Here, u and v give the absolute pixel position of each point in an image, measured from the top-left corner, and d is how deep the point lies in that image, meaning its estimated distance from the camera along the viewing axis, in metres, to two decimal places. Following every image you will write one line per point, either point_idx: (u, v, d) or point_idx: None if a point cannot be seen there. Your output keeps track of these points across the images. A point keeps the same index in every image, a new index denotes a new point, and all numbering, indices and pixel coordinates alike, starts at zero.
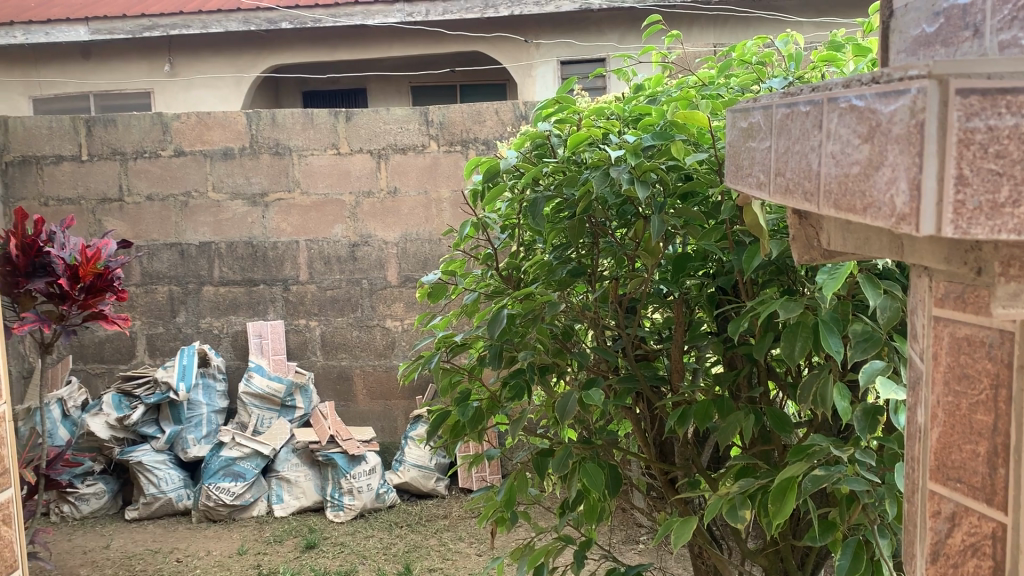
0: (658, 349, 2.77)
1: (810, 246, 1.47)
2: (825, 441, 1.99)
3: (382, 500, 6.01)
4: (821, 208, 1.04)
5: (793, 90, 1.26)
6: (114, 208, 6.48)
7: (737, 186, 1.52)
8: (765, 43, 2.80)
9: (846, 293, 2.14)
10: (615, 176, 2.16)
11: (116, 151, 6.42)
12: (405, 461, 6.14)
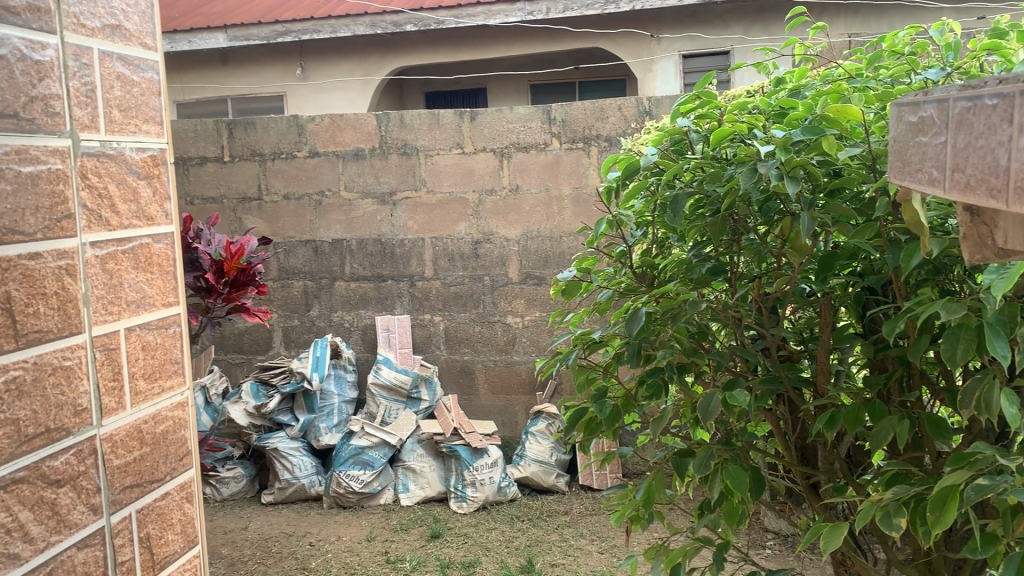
0: (801, 350, 2.70)
1: (982, 245, 1.40)
2: (989, 449, 1.90)
3: (503, 494, 6.06)
4: (1011, 206, 1.00)
5: (973, 83, 1.21)
6: (253, 207, 6.81)
7: (903, 182, 1.47)
8: (917, 32, 2.69)
9: (1015, 294, 2.03)
10: (763, 172, 2.13)
11: (255, 153, 6.75)
12: (526, 456, 6.19)
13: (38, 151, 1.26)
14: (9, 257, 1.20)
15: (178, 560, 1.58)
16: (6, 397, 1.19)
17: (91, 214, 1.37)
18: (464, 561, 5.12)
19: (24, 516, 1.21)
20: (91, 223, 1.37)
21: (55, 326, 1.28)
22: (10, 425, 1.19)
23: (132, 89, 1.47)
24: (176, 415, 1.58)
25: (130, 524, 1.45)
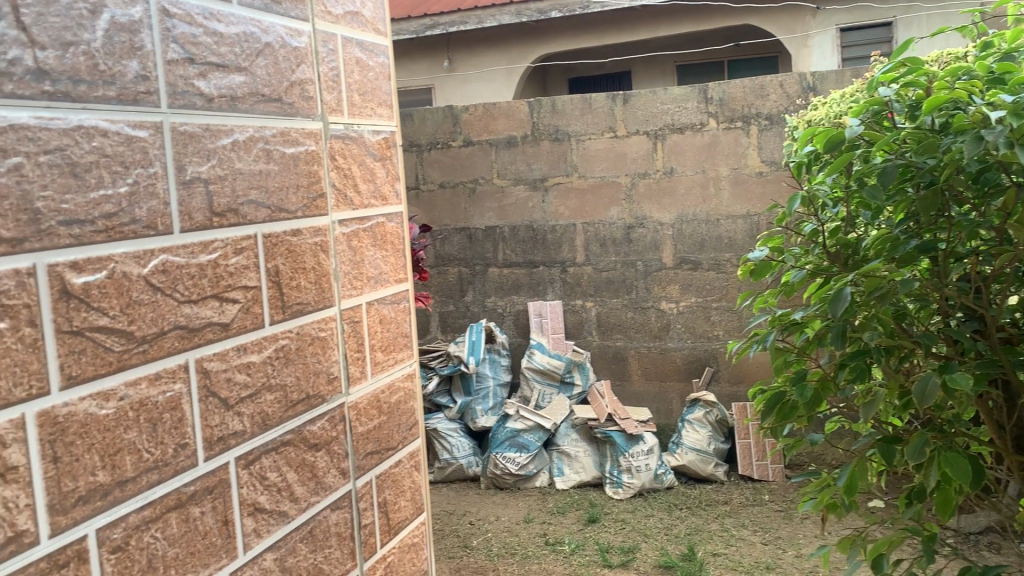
0: (1020, 333, 2.51)
1: None
2: None
3: (659, 482, 5.81)
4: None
5: None
6: (411, 196, 6.98)
7: None
8: None
9: None
10: (989, 140, 2.00)
11: (413, 144, 6.90)
12: (682, 444, 5.97)
13: (297, 133, 1.33)
14: (277, 233, 1.28)
15: (409, 525, 1.65)
16: (276, 364, 1.26)
17: (338, 193, 1.44)
18: (624, 546, 5.03)
19: (290, 477, 1.29)
20: (340, 202, 1.44)
21: (313, 299, 1.36)
22: (279, 391, 1.27)
23: (367, 74, 1.53)
24: (407, 386, 1.65)
25: (371, 489, 1.52)
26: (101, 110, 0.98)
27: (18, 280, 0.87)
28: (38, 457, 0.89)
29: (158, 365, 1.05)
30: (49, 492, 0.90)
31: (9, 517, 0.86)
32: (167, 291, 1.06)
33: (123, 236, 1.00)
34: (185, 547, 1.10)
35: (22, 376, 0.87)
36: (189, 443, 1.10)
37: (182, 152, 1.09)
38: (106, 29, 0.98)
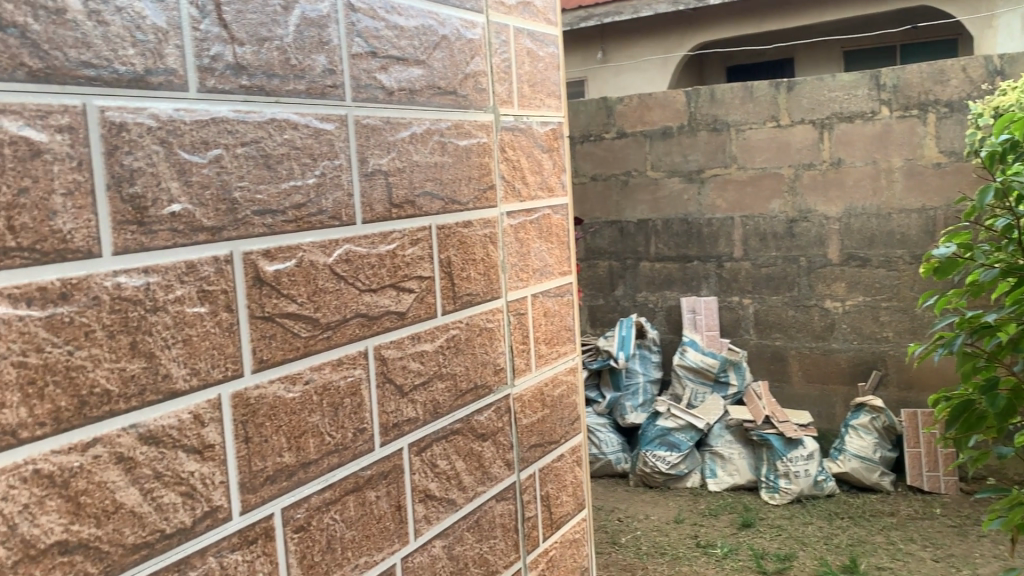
0: None
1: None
2: None
3: (820, 489, 4.56)
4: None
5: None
6: None
7: None
8: None
9: None
10: None
11: None
12: (844, 450, 4.63)
13: (470, 125, 1.34)
14: (450, 225, 1.29)
15: (571, 520, 1.64)
16: (447, 353, 1.28)
17: (507, 185, 1.44)
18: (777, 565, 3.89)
19: (459, 466, 1.31)
20: (508, 194, 1.44)
21: (482, 290, 1.36)
22: (449, 380, 1.28)
23: (538, 64, 1.52)
24: (569, 379, 1.64)
25: (534, 482, 1.51)
26: (292, 104, 1.01)
27: (217, 267, 0.91)
28: (232, 436, 0.94)
29: (340, 351, 1.08)
30: (241, 470, 0.95)
31: (206, 492, 0.91)
32: (349, 279, 1.09)
33: (311, 226, 1.03)
34: (362, 530, 1.12)
35: (219, 357, 0.92)
36: (366, 429, 1.13)
37: (365, 144, 1.11)
38: (298, 25, 1.01)
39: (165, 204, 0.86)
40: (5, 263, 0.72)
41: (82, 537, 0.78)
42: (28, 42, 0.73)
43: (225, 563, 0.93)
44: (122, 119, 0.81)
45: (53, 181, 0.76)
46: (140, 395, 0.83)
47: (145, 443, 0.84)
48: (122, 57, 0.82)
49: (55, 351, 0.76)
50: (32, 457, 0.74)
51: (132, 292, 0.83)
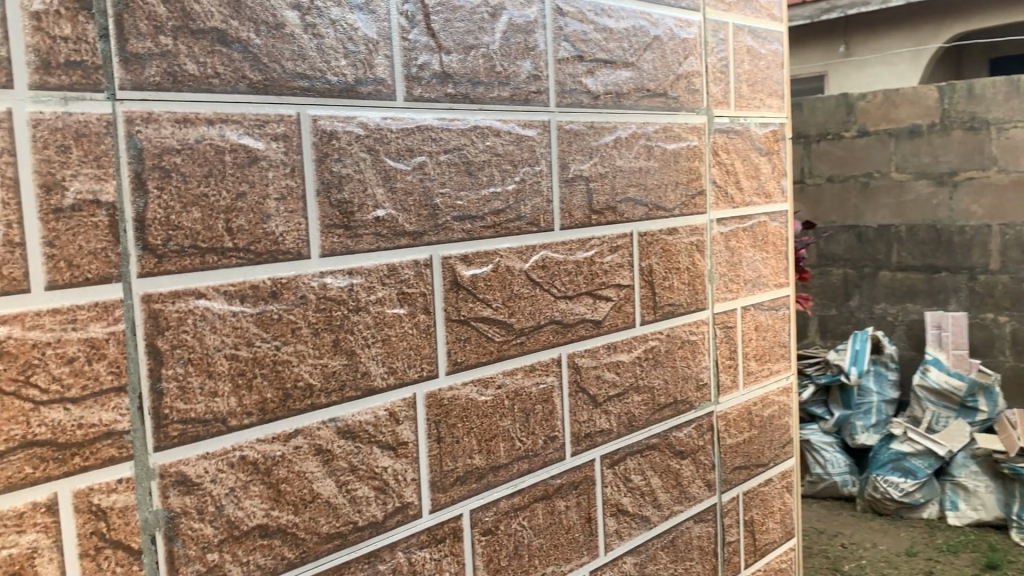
0: None
1: None
2: None
3: None
4: None
5: None
6: None
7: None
8: None
9: None
10: None
11: None
12: None
13: (681, 128, 1.29)
14: (654, 232, 1.25)
15: (778, 549, 1.54)
16: (644, 365, 1.24)
17: (719, 190, 1.37)
18: None
19: (655, 482, 1.27)
20: (720, 200, 1.37)
21: (685, 300, 1.31)
22: (647, 393, 1.25)
23: (759, 63, 1.44)
24: (782, 400, 1.54)
25: (737, 505, 1.44)
26: (496, 110, 1.01)
27: (417, 270, 0.94)
28: (425, 435, 0.96)
29: (532, 358, 1.09)
30: (432, 469, 0.97)
31: (398, 488, 0.94)
32: (544, 286, 1.09)
33: (509, 231, 1.03)
34: (550, 538, 1.13)
35: (416, 358, 0.94)
36: (557, 437, 1.13)
37: (567, 149, 1.10)
38: (504, 31, 1.02)
39: (371, 209, 0.89)
40: (223, 263, 0.77)
41: (280, 522, 0.83)
42: (249, 56, 0.78)
43: (414, 559, 0.96)
44: (333, 127, 0.85)
45: (268, 186, 0.80)
46: (340, 391, 0.87)
47: (343, 437, 0.88)
48: (334, 68, 0.85)
49: (264, 345, 0.81)
50: (240, 444, 0.79)
51: (337, 292, 0.86)
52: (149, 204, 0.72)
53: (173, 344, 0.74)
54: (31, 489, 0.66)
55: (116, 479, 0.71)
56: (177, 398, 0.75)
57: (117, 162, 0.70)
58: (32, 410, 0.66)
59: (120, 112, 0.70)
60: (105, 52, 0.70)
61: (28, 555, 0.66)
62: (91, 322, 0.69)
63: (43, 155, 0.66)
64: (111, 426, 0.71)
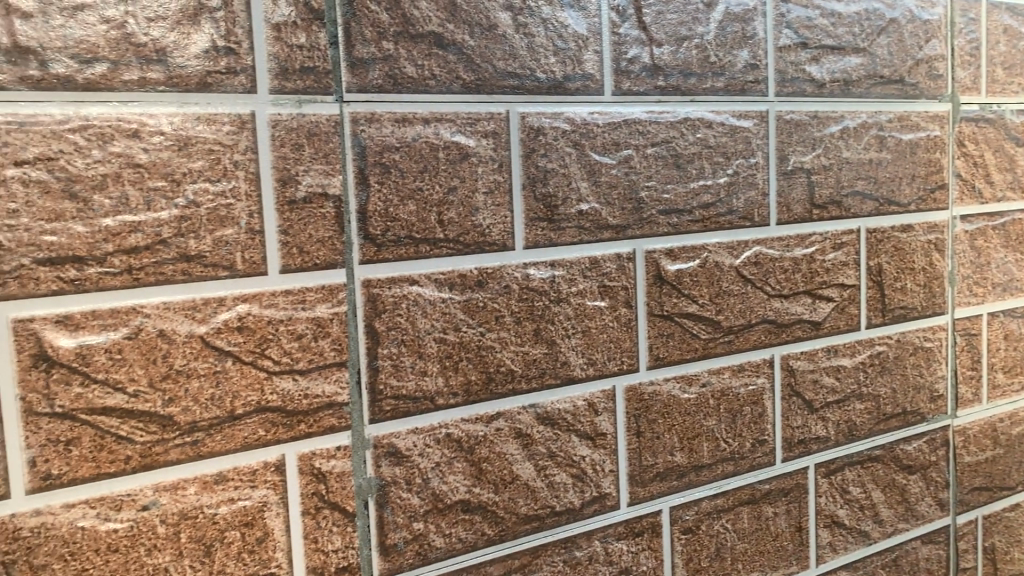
0: None
1: None
2: None
3: None
4: None
5: None
6: None
7: None
8: None
9: None
10: None
11: None
12: None
13: (920, 117, 1.19)
14: (884, 228, 1.16)
15: None
16: (869, 371, 1.17)
17: (964, 184, 1.25)
18: None
19: (876, 496, 1.19)
20: (965, 194, 1.25)
21: (919, 303, 1.21)
22: (871, 401, 1.17)
23: (1018, 44, 1.30)
24: None
25: (976, 529, 1.31)
26: (708, 102, 0.99)
27: (619, 263, 0.96)
28: (624, 428, 0.98)
29: (741, 358, 1.06)
30: (631, 462, 0.99)
31: (596, 478, 0.97)
32: (757, 283, 1.05)
33: (719, 226, 1.02)
34: (755, 544, 1.09)
35: (616, 351, 0.97)
36: (767, 441, 1.09)
37: (786, 141, 1.06)
38: (721, 21, 0.99)
39: (574, 203, 0.92)
40: (435, 253, 0.83)
41: (480, 499, 0.89)
42: (463, 56, 0.83)
43: (610, 550, 0.99)
44: (541, 123, 0.88)
45: (478, 181, 0.85)
46: (540, 378, 0.92)
47: (542, 423, 0.93)
48: (544, 65, 0.88)
49: (470, 331, 0.86)
50: (445, 422, 0.86)
51: (539, 283, 0.90)
52: (371, 196, 0.79)
53: (389, 326, 0.81)
54: (263, 449, 0.76)
55: (335, 446, 0.80)
56: (390, 375, 0.82)
57: (343, 159, 0.78)
58: (266, 379, 0.75)
59: (346, 112, 0.78)
60: (334, 58, 0.77)
61: (259, 507, 0.76)
62: (317, 302, 0.77)
63: (280, 153, 0.75)
64: (332, 397, 0.79)
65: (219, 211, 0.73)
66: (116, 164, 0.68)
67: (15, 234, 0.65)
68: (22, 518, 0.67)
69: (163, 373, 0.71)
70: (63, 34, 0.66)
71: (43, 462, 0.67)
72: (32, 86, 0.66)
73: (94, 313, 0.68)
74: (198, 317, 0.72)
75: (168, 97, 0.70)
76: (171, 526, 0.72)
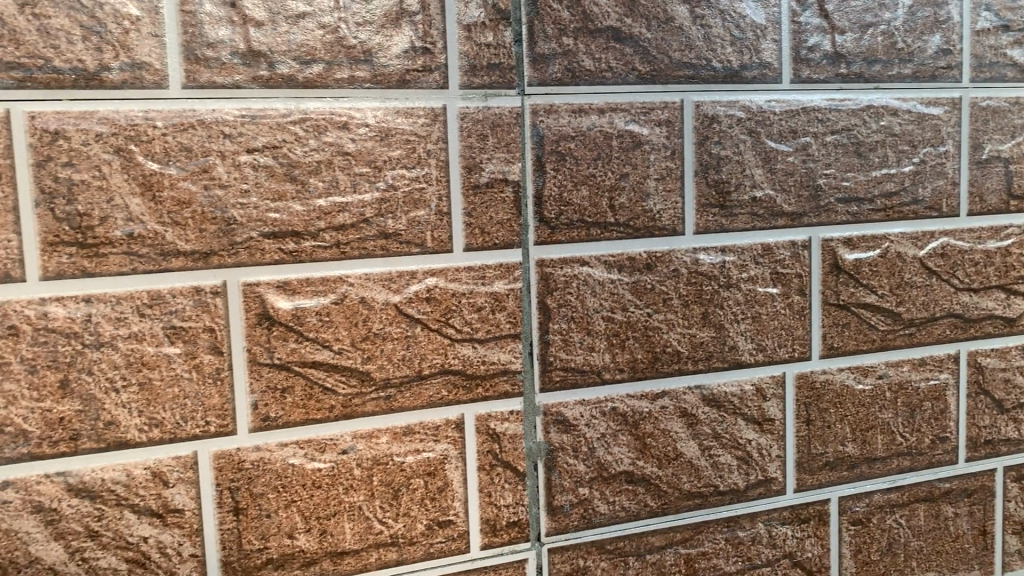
0: None
1: None
2: None
3: None
4: None
5: None
6: None
7: None
8: None
9: None
10: None
11: None
12: None
13: None
14: None
15: None
16: None
17: None
18: None
19: None
20: None
21: None
22: None
23: None
24: None
25: None
26: (895, 89, 0.98)
27: (793, 251, 0.96)
28: (793, 415, 0.99)
29: (922, 351, 1.03)
30: (799, 449, 1.00)
31: (762, 462, 0.99)
32: (944, 275, 1.02)
33: (902, 216, 1.00)
34: (932, 543, 1.06)
35: (787, 338, 0.98)
36: (949, 439, 1.06)
37: (981, 129, 1.01)
38: (910, 6, 0.97)
39: (747, 189, 0.94)
40: (606, 236, 0.89)
41: (645, 472, 0.94)
42: (640, 48, 0.88)
43: (774, 533, 1.00)
44: (715, 111, 0.91)
45: (650, 168, 0.90)
46: (707, 360, 0.95)
47: (708, 404, 0.96)
48: (720, 55, 0.91)
49: (638, 311, 0.91)
50: (611, 396, 0.92)
51: (709, 268, 0.93)
52: (548, 181, 0.86)
53: (560, 303, 0.88)
54: (445, 407, 0.85)
55: (509, 410, 0.88)
56: (561, 348, 0.89)
57: (523, 146, 0.85)
58: (449, 345, 0.84)
59: (527, 105, 0.85)
60: (518, 54, 0.85)
61: (440, 460, 0.85)
62: (496, 278, 0.85)
63: (467, 142, 0.83)
64: (507, 365, 0.87)
65: (413, 194, 0.82)
66: (328, 152, 0.79)
67: (246, 210, 0.77)
68: (245, 452, 0.79)
69: (362, 334, 0.81)
70: (288, 40, 0.77)
71: (263, 405, 0.79)
72: (262, 85, 0.77)
73: (307, 281, 0.79)
74: (393, 287, 0.82)
75: (372, 93, 0.80)
76: (365, 469, 0.83)
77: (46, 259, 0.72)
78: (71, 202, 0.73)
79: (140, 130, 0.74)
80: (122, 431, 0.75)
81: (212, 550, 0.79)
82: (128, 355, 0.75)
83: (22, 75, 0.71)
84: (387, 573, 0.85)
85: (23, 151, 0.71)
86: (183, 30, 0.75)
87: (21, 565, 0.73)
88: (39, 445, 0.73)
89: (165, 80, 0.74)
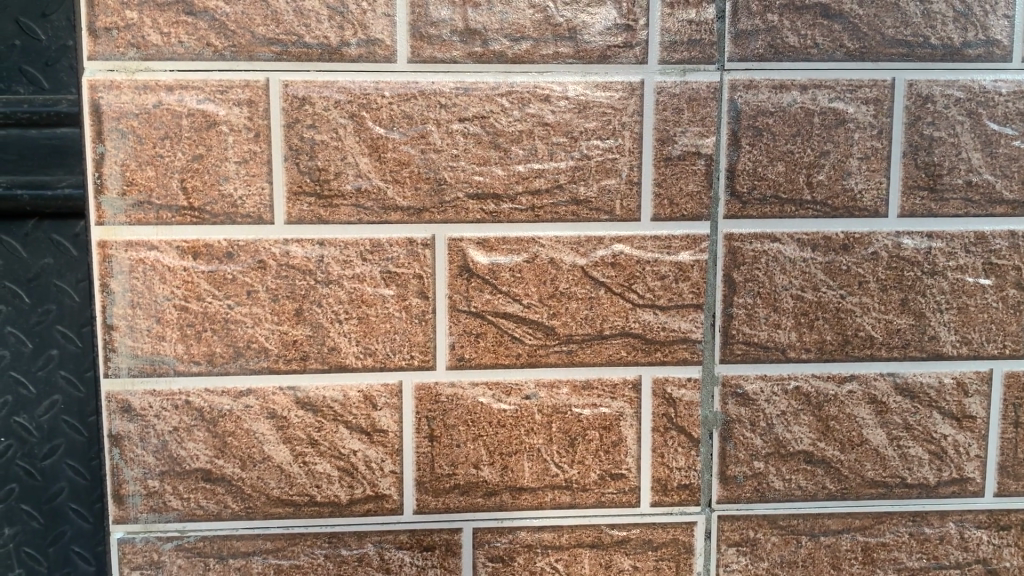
0: None
1: None
2: None
3: None
4: None
5: None
6: None
7: None
8: None
9: None
10: None
11: None
12: None
13: None
14: None
15: None
16: None
17: None
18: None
19: None
20: None
21: None
22: None
23: None
24: None
25: None
26: None
27: (1012, 242, 0.91)
28: (999, 415, 0.94)
29: None
30: (1002, 451, 0.95)
31: (958, 459, 0.94)
32: None
33: None
34: None
35: (997, 333, 0.92)
36: None
37: None
38: None
39: (962, 173, 0.90)
40: (800, 214, 0.89)
41: (825, 455, 0.93)
42: (850, 25, 0.88)
43: (967, 535, 0.95)
44: (931, 91, 0.89)
45: (853, 146, 0.89)
46: (904, 348, 0.92)
47: (901, 393, 0.93)
48: (941, 32, 0.88)
49: (830, 293, 0.90)
50: (795, 374, 0.92)
51: (912, 252, 0.90)
52: (741, 156, 0.88)
53: (747, 278, 0.90)
54: (624, 367, 0.90)
55: (687, 377, 0.91)
56: (744, 322, 0.90)
57: (720, 122, 0.88)
58: (630, 309, 0.89)
59: (726, 80, 0.87)
60: (720, 30, 0.87)
61: (616, 416, 0.91)
62: (682, 249, 0.89)
63: (662, 116, 0.87)
64: (687, 334, 0.90)
65: (606, 163, 0.87)
66: (529, 123, 0.86)
67: (455, 173, 0.86)
68: (441, 386, 0.89)
69: (550, 292, 0.88)
70: (500, 19, 0.85)
71: (459, 347, 0.89)
72: (476, 60, 0.86)
73: (503, 239, 0.87)
74: (581, 251, 0.88)
75: (574, 67, 0.86)
76: (545, 416, 0.90)
77: (291, 206, 0.86)
78: (312, 158, 0.85)
79: (371, 98, 0.85)
80: (341, 357, 0.88)
81: (408, 469, 0.90)
82: (351, 292, 0.87)
83: (280, 49, 0.84)
84: (560, 513, 0.92)
85: (277, 114, 0.85)
86: (411, 10, 0.85)
87: (256, 460, 0.88)
88: (277, 361, 0.87)
89: (394, 55, 0.85)
